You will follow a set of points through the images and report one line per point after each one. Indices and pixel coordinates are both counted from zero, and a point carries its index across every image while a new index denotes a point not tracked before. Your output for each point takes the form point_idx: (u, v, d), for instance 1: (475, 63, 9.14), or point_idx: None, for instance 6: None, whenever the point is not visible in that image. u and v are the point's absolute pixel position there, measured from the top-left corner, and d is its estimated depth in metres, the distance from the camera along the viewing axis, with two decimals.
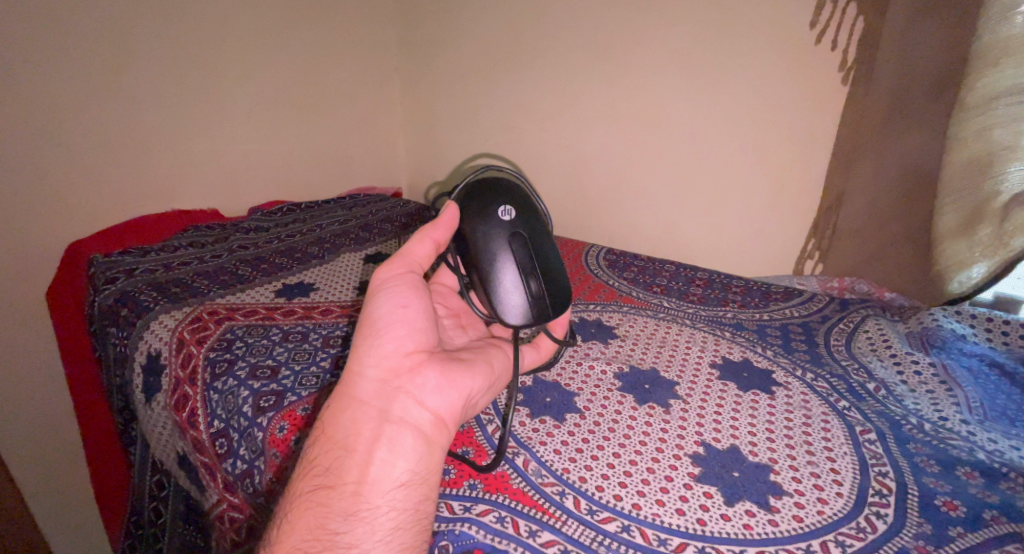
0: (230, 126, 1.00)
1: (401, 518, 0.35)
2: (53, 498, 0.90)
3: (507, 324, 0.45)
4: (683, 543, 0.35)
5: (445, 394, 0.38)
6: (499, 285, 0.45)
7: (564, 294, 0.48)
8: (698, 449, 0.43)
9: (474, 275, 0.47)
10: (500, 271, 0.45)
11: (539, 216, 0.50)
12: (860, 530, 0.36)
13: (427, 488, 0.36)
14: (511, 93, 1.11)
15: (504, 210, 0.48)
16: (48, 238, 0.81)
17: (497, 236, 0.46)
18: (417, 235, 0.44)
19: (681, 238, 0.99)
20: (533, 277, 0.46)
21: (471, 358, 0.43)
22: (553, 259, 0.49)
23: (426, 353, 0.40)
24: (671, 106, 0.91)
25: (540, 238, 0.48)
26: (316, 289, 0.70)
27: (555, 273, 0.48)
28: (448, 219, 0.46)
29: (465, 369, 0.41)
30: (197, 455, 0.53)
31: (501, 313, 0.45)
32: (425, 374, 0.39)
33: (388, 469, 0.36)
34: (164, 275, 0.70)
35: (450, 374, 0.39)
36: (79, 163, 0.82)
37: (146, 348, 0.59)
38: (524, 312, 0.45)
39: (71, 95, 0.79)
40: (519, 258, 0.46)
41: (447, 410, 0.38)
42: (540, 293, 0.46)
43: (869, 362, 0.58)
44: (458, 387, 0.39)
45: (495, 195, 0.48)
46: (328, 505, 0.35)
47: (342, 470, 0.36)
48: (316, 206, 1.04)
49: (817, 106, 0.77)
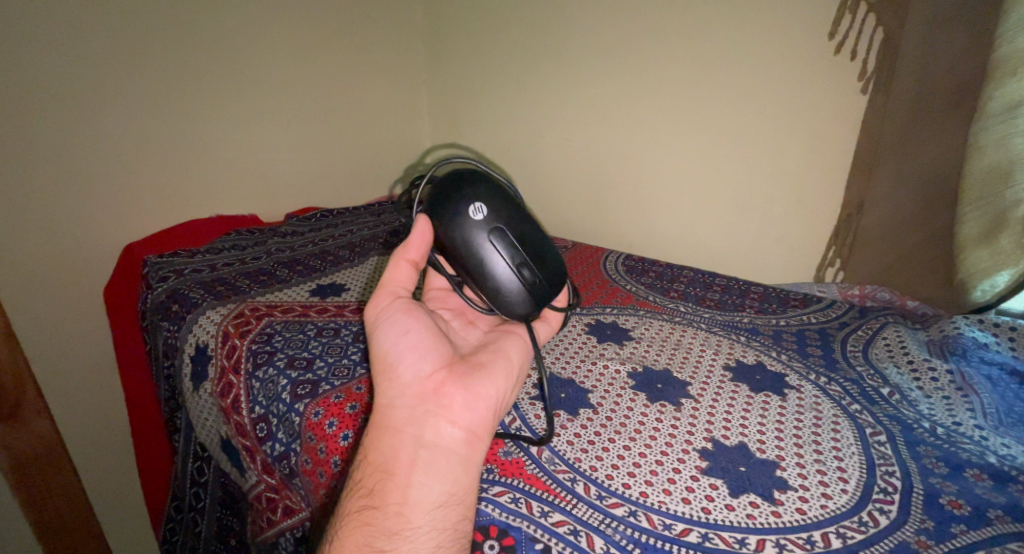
0: (269, 137, 1.07)
1: (441, 538, 0.36)
2: (104, 482, 0.97)
3: (513, 313, 0.50)
4: (687, 528, 0.37)
5: (473, 409, 0.40)
6: (499, 282, 0.49)
7: (552, 271, 0.51)
8: (707, 445, 0.45)
9: (470, 279, 0.50)
10: (493, 269, 0.49)
11: (510, 202, 0.52)
12: (862, 523, 0.38)
13: (464, 508, 0.37)
14: (534, 102, 1.15)
15: (475, 209, 0.49)
16: (106, 240, 0.88)
17: (477, 237, 0.49)
18: (394, 261, 0.46)
19: (701, 244, 1.00)
20: (524, 265, 0.49)
21: (491, 363, 0.44)
22: (538, 241, 0.51)
23: (447, 371, 0.41)
24: (691, 115, 0.93)
25: (519, 227, 0.51)
26: (347, 289, 0.75)
27: (542, 254, 0.51)
28: (419, 236, 0.47)
29: (488, 379, 0.42)
30: (239, 438, 0.58)
31: (507, 308, 0.49)
32: (450, 393, 0.40)
33: (428, 492, 0.37)
34: (210, 274, 0.75)
35: (474, 388, 0.41)
36: (133, 171, 0.89)
37: (195, 339, 0.64)
38: (527, 301, 0.49)
39: (130, 108, 0.86)
40: (507, 252, 0.49)
41: (477, 425, 0.40)
42: (534, 278, 0.49)
43: (885, 368, 0.58)
44: (483, 400, 0.41)
45: (461, 198, 0.50)
46: (373, 524, 0.37)
47: (384, 492, 0.38)
48: (348, 213, 1.10)
49: (836, 115, 0.77)
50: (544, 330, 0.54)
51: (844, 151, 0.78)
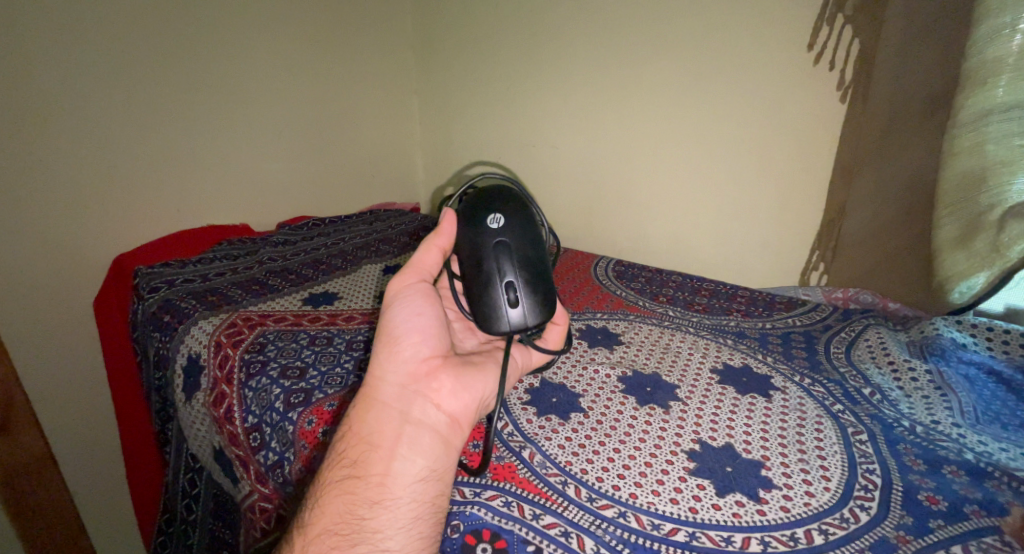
0: (258, 146, 1.07)
1: (420, 510, 0.37)
2: (94, 498, 0.96)
3: (490, 330, 0.48)
4: (675, 528, 0.38)
5: (460, 397, 0.41)
6: (487, 296, 0.48)
7: (544, 303, 0.49)
8: (694, 446, 0.46)
9: (467, 284, 0.50)
10: (488, 279, 0.48)
11: (530, 224, 0.51)
12: (843, 520, 0.39)
13: (442, 485, 0.38)
14: (522, 109, 1.16)
15: (493, 218, 0.50)
16: (94, 251, 0.88)
17: (486, 245, 0.49)
18: (426, 245, 0.48)
19: (688, 249, 1.02)
20: (513, 287, 0.48)
21: (482, 362, 0.46)
22: (541, 267, 0.50)
23: (441, 358, 0.43)
24: (678, 123, 0.94)
25: (527, 249, 0.49)
26: (340, 298, 0.75)
27: (540, 282, 0.49)
28: (450, 225, 0.49)
29: (478, 374, 0.44)
30: (232, 448, 0.58)
31: (487, 323, 0.48)
32: (441, 378, 0.41)
33: (411, 465, 0.38)
34: (201, 284, 0.75)
35: (464, 379, 0.42)
36: (123, 182, 0.89)
37: (187, 350, 0.64)
38: (506, 322, 0.48)
39: (119, 120, 0.86)
40: (503, 268, 0.48)
41: (462, 412, 0.41)
42: (519, 301, 0.48)
43: (866, 368, 0.60)
44: (471, 392, 0.42)
45: (488, 205, 0.51)
46: (354, 493, 0.38)
47: (367, 463, 0.38)
48: (339, 221, 1.10)
49: (817, 122, 0.80)
50: (537, 355, 0.55)
51: (825, 157, 0.81)
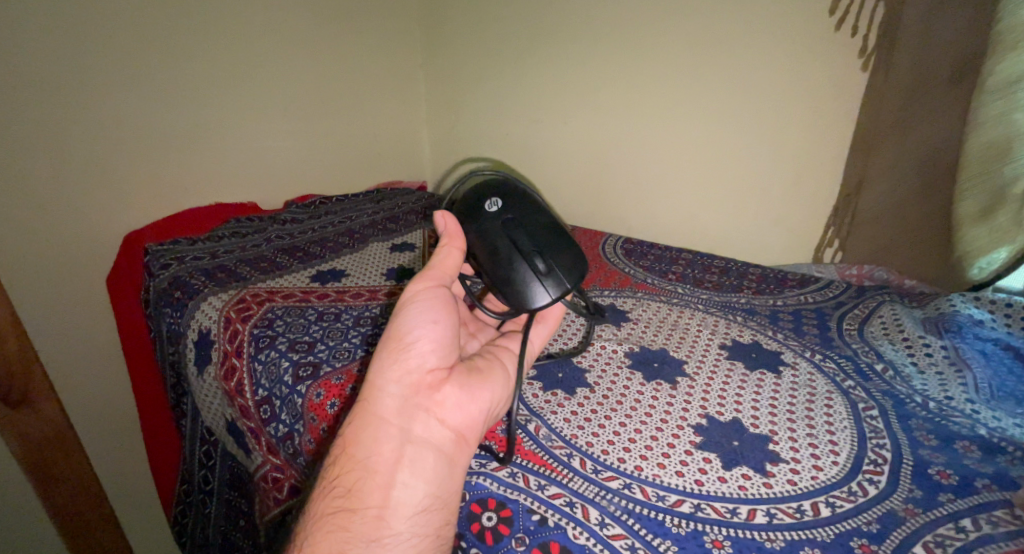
0: (264, 125, 1.07)
1: (423, 545, 0.36)
2: (115, 468, 0.99)
3: (531, 306, 0.46)
4: (680, 499, 0.38)
5: (464, 411, 0.40)
6: (517, 274, 0.47)
7: (576, 263, 0.49)
8: (701, 421, 0.46)
9: (490, 276, 0.48)
10: (510, 260, 0.47)
11: (526, 195, 0.52)
12: (851, 494, 0.38)
13: (446, 513, 0.37)
14: (530, 84, 1.14)
15: (492, 204, 0.50)
16: (105, 230, 0.88)
17: (496, 228, 0.48)
18: (443, 249, 0.46)
19: (699, 227, 1.00)
20: (540, 257, 0.47)
21: (487, 369, 0.44)
22: (555, 231, 0.50)
23: (445, 370, 0.41)
24: (691, 96, 0.92)
25: (534, 219, 0.50)
26: (347, 275, 0.75)
27: (561, 248, 0.49)
28: (450, 224, 0.48)
29: (484, 383, 0.43)
30: (244, 420, 0.59)
31: (525, 301, 0.46)
32: (446, 394, 0.40)
33: (411, 492, 0.37)
34: (210, 261, 0.76)
35: (469, 390, 0.41)
36: (132, 161, 0.89)
37: (197, 325, 0.65)
38: (546, 291, 0.46)
39: (123, 96, 0.85)
40: (523, 243, 0.48)
41: (467, 428, 0.40)
42: (550, 268, 0.47)
43: (879, 344, 0.59)
44: (477, 404, 0.41)
45: (481, 194, 0.51)
46: (349, 529, 0.36)
47: (364, 494, 0.37)
48: (347, 200, 1.10)
49: (836, 94, 0.77)
50: (537, 339, 0.51)
51: (843, 131, 0.78)
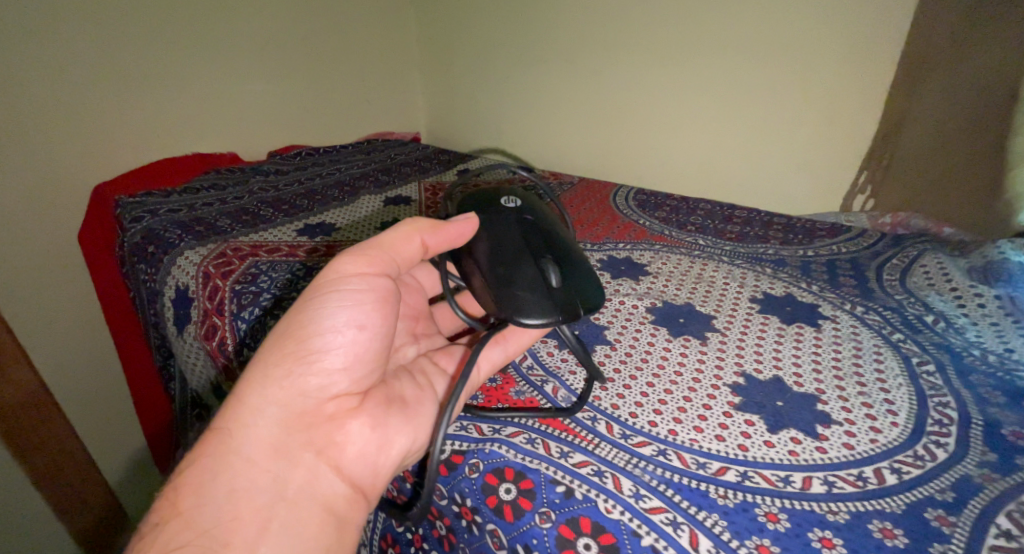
0: (241, 67, 0.97)
1: None
2: (103, 431, 0.96)
3: (522, 318, 0.36)
4: (724, 467, 0.33)
5: (365, 461, 0.35)
6: (517, 279, 0.37)
7: (592, 292, 0.39)
8: (738, 380, 0.41)
9: (481, 273, 0.39)
10: (515, 263, 0.38)
11: (553, 215, 0.46)
12: (918, 458, 0.34)
13: None
14: (531, 19, 1.04)
15: (513, 204, 0.44)
16: (67, 182, 0.81)
17: (509, 226, 0.41)
18: (405, 231, 0.38)
19: (714, 175, 0.93)
20: (552, 270, 0.38)
21: (406, 401, 0.39)
22: (579, 256, 0.42)
23: (344, 409, 0.36)
24: (710, 27, 0.83)
25: (556, 235, 0.43)
26: (338, 229, 0.69)
27: (579, 270, 0.40)
28: (463, 228, 0.40)
29: (400, 423, 0.37)
30: (230, 384, 0.54)
31: (516, 310, 0.36)
32: (343, 440, 0.35)
33: None
34: (188, 214, 0.69)
35: (376, 435, 0.36)
36: (93, 104, 0.81)
37: (174, 282, 0.59)
38: (546, 306, 0.36)
39: (76, 30, 0.76)
40: (537, 250, 0.39)
41: (366, 480, 0.36)
42: (559, 287, 0.38)
43: (926, 295, 0.54)
44: (385, 451, 0.36)
45: (505, 194, 0.46)
46: None
47: None
48: (335, 151, 1.02)
49: (878, 18, 0.68)
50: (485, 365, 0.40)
51: (882, 62, 0.70)
